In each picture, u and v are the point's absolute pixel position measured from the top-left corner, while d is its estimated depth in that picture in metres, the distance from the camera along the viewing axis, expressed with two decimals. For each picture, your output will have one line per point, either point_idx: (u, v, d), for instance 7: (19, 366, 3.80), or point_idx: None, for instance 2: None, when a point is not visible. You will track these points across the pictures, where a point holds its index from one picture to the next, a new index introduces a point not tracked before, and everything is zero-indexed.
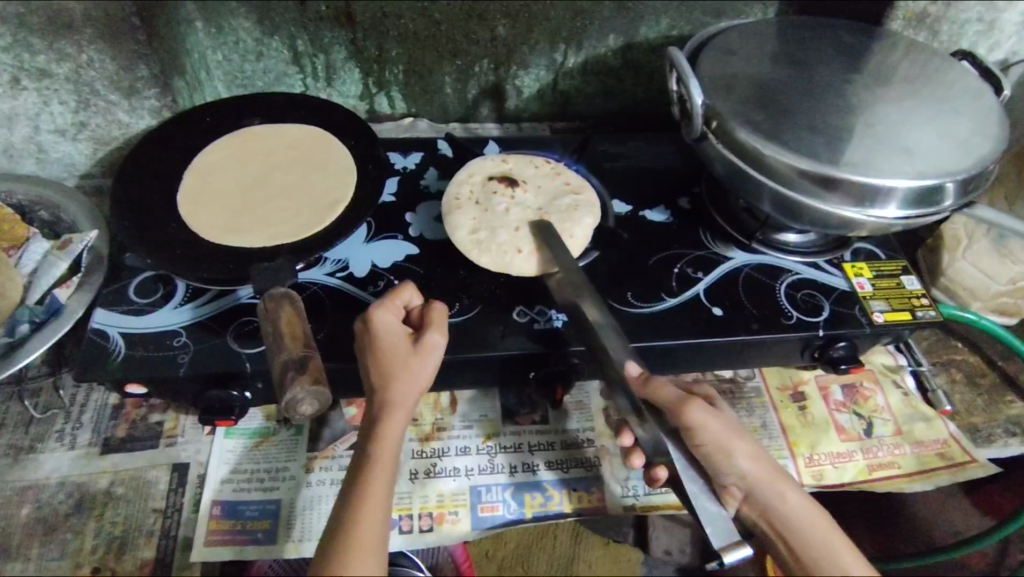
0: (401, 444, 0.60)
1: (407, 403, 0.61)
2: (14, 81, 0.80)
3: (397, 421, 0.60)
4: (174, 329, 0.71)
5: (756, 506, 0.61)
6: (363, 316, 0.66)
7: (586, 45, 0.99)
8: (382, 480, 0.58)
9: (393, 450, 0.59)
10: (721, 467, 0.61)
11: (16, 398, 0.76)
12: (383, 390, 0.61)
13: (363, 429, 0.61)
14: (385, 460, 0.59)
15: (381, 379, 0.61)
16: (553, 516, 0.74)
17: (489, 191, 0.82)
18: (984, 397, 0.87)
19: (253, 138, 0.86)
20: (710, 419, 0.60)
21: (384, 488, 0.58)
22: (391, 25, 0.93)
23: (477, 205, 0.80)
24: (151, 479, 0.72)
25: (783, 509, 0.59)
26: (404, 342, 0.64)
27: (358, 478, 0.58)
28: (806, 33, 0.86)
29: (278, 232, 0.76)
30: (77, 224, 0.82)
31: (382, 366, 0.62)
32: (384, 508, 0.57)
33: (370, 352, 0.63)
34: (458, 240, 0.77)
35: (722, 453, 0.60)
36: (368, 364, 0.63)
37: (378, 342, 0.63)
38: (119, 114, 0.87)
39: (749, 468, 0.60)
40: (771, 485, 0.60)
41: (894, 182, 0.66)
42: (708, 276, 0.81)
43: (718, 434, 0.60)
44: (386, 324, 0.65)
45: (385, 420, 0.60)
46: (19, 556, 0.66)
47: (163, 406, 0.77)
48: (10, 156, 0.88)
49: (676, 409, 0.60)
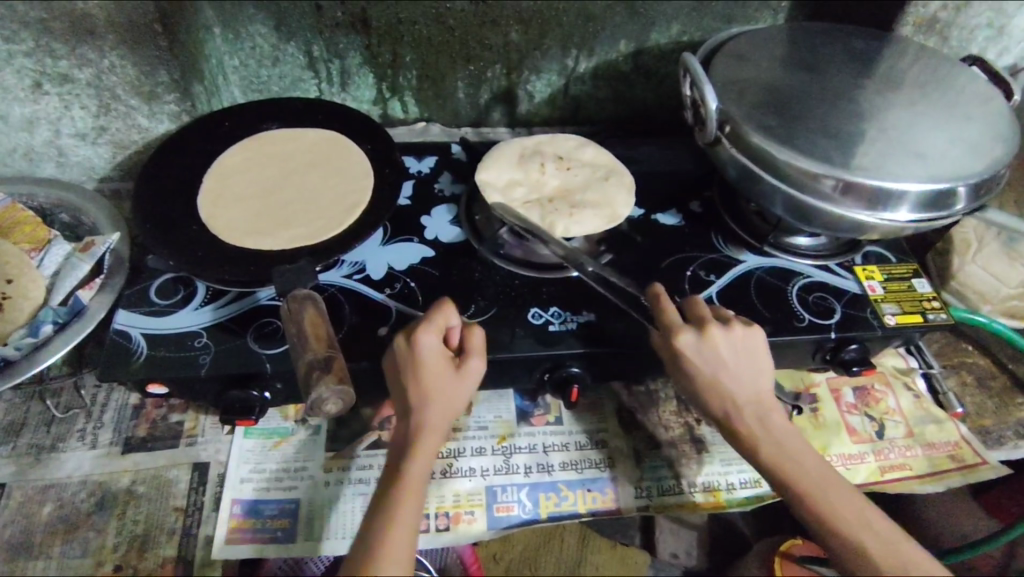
0: (432, 465, 0.61)
1: (441, 428, 0.61)
2: (36, 85, 0.81)
3: (431, 446, 0.61)
4: (194, 330, 0.72)
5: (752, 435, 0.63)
6: (407, 332, 0.63)
7: (597, 51, 1.00)
8: (411, 507, 0.58)
9: (423, 473, 0.60)
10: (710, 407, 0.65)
11: (38, 398, 0.77)
12: (420, 414, 0.61)
13: (398, 447, 0.61)
14: (415, 482, 0.59)
15: (421, 401, 0.61)
16: (568, 516, 0.74)
17: (528, 160, 0.87)
18: (995, 399, 0.87)
19: (271, 142, 0.88)
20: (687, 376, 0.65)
21: (411, 510, 0.58)
22: (405, 31, 0.94)
23: (507, 174, 0.85)
24: (172, 477, 0.73)
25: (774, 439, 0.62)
26: (446, 365, 0.62)
27: (388, 494, 0.59)
28: (817, 39, 0.87)
29: (298, 234, 0.77)
30: (98, 226, 0.84)
31: (423, 390, 0.61)
32: (412, 527, 0.58)
33: (412, 372, 0.61)
34: (523, 150, 0.89)
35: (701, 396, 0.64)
36: (408, 386, 0.62)
37: (423, 369, 0.61)
38: (139, 119, 0.88)
39: (743, 399, 0.63)
40: (767, 415, 0.63)
41: (907, 186, 0.67)
42: (720, 279, 0.82)
43: (708, 368, 0.63)
44: (431, 351, 0.62)
45: (419, 445, 0.60)
46: (41, 554, 0.67)
47: (183, 406, 0.78)
48: (30, 159, 0.89)
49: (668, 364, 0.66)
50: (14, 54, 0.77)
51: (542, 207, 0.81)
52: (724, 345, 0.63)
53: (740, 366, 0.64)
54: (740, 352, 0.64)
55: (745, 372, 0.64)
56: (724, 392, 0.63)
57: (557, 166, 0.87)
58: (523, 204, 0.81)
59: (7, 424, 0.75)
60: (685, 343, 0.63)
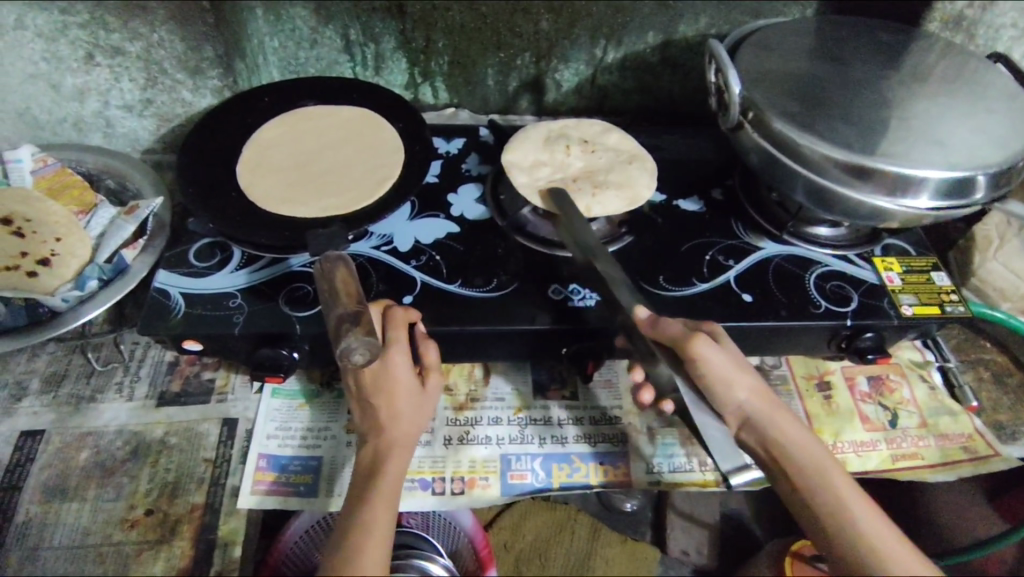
0: (399, 481, 0.63)
1: (406, 442, 0.64)
2: (89, 57, 0.86)
3: (399, 461, 0.63)
4: (230, 291, 0.75)
5: (754, 434, 0.65)
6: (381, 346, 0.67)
7: (625, 42, 1.03)
8: (385, 510, 0.60)
9: (395, 483, 0.62)
10: (721, 399, 0.66)
11: (79, 351, 0.81)
12: (390, 423, 0.64)
13: (366, 466, 0.63)
14: (389, 488, 0.61)
15: (387, 418, 0.64)
16: (580, 487, 0.76)
17: (553, 142, 0.90)
18: (1011, 395, 0.87)
19: (307, 117, 0.91)
20: (714, 354, 0.64)
21: (385, 519, 0.59)
22: (440, 17, 0.97)
23: (533, 153, 0.87)
24: (203, 431, 0.76)
25: (781, 438, 0.64)
26: (414, 381, 0.66)
27: (364, 500, 0.60)
28: (843, 32, 0.88)
29: (332, 203, 0.80)
30: (141, 193, 0.88)
31: (393, 405, 0.64)
32: (386, 536, 0.59)
33: (383, 387, 0.64)
34: (550, 132, 0.91)
35: (724, 383, 0.64)
36: (377, 399, 0.65)
37: (399, 386, 0.65)
38: (183, 93, 0.92)
39: (745, 401, 0.65)
40: (770, 414, 0.65)
41: (927, 173, 0.68)
42: (739, 264, 0.83)
43: (718, 375, 0.64)
44: (403, 365, 0.65)
45: (390, 457, 0.63)
46: (77, 496, 0.70)
47: (215, 364, 0.81)
48: (80, 129, 0.94)
49: (683, 342, 0.64)
50: (70, 26, 0.82)
51: (566, 186, 0.83)
52: (722, 351, 0.65)
53: (738, 372, 0.65)
54: (732, 355, 0.66)
55: (743, 374, 0.65)
56: (731, 394, 0.65)
57: (582, 149, 0.89)
58: (548, 183, 0.83)
59: (51, 373, 0.79)
60: (700, 348, 0.64)
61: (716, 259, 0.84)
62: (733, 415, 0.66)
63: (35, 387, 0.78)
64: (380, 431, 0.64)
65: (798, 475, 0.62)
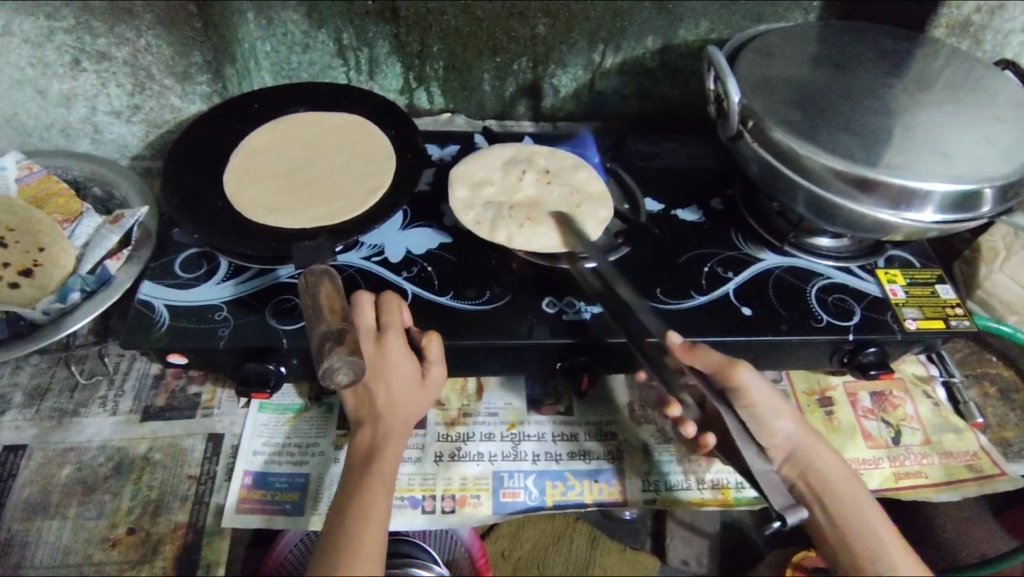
0: (394, 470, 0.63)
1: (403, 429, 0.65)
2: (75, 62, 0.84)
3: (396, 448, 0.64)
4: (215, 303, 0.74)
5: (798, 466, 0.68)
6: (376, 333, 0.67)
7: (624, 47, 1.01)
8: (383, 502, 0.61)
9: (390, 473, 0.63)
10: (767, 427, 0.68)
11: (63, 363, 0.80)
12: (388, 415, 0.65)
13: (360, 455, 0.64)
14: (385, 477, 0.62)
15: (387, 404, 0.65)
16: (574, 505, 0.74)
17: (512, 166, 0.89)
18: (1017, 411, 0.85)
19: (299, 123, 0.90)
20: (758, 383, 0.67)
21: (383, 508, 0.60)
22: (434, 21, 0.95)
23: (485, 174, 0.88)
24: (187, 446, 0.74)
25: (823, 468, 0.67)
26: (414, 375, 0.67)
27: (363, 489, 0.61)
28: (847, 38, 0.86)
29: (320, 214, 0.78)
30: (128, 201, 0.86)
31: (390, 391, 0.65)
32: (383, 521, 0.60)
33: (379, 373, 0.65)
34: (513, 156, 0.91)
35: (771, 412, 0.68)
36: (375, 388, 0.65)
37: (396, 376, 0.65)
38: (172, 98, 0.90)
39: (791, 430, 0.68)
40: (814, 447, 0.68)
41: (932, 186, 0.66)
42: (738, 276, 0.81)
43: (764, 405, 0.67)
44: (400, 354, 0.66)
45: (385, 447, 0.64)
46: (58, 514, 0.69)
47: (201, 378, 0.80)
48: (67, 135, 0.92)
49: (727, 372, 0.66)
50: (55, 31, 0.81)
51: (501, 211, 0.83)
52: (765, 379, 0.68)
53: (783, 404, 0.68)
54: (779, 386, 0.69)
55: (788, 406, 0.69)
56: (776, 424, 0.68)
57: (541, 174, 0.88)
58: (484, 207, 0.84)
59: (33, 387, 0.77)
60: (746, 377, 0.66)
61: (715, 269, 0.82)
62: (779, 446, 0.69)
63: (17, 401, 0.76)
64: (378, 419, 0.65)
65: (834, 501, 0.65)
